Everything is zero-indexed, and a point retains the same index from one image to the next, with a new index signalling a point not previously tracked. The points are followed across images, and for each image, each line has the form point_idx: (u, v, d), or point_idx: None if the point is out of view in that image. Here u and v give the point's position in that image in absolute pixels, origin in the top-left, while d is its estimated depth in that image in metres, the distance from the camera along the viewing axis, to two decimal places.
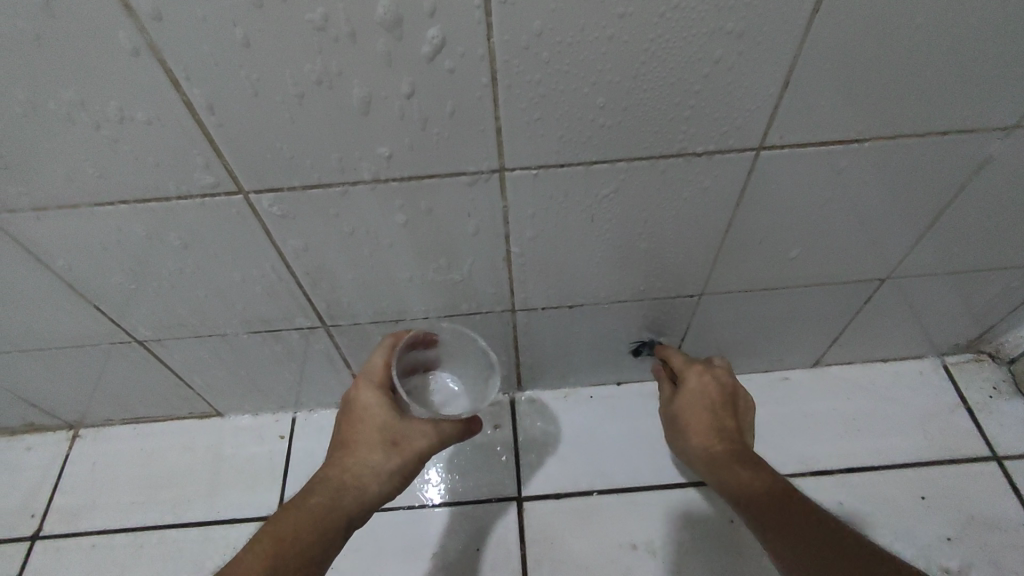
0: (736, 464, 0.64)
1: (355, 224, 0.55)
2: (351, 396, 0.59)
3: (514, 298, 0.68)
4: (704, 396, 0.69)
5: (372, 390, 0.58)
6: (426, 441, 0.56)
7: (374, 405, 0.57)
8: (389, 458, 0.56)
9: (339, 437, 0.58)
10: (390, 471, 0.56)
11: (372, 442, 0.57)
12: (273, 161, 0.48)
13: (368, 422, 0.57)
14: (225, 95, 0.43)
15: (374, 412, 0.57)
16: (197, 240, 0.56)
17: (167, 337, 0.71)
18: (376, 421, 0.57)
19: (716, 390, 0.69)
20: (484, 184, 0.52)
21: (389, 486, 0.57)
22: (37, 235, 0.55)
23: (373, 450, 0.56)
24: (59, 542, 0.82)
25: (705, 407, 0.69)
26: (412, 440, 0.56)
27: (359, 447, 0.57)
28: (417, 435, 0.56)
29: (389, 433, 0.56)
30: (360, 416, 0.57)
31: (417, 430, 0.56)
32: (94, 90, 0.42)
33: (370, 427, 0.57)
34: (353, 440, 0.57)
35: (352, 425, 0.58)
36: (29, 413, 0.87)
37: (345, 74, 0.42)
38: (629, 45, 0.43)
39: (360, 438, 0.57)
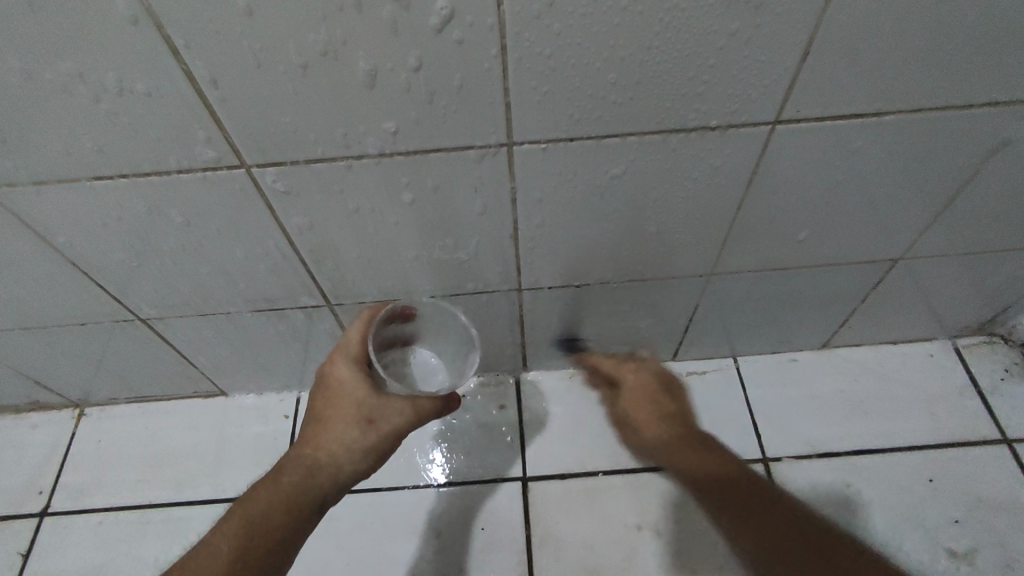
0: (693, 445, 0.62)
1: (360, 201, 0.54)
2: (326, 371, 0.58)
3: (520, 277, 0.67)
4: (648, 402, 0.68)
5: (346, 365, 0.57)
6: (402, 418, 0.54)
7: (349, 380, 0.56)
8: (364, 435, 0.54)
9: (313, 414, 0.57)
10: (366, 449, 0.54)
11: (345, 419, 0.55)
12: (277, 135, 0.47)
13: (343, 398, 0.55)
14: (227, 66, 0.42)
15: (347, 388, 0.56)
16: (199, 217, 0.55)
17: (170, 315, 0.71)
18: (350, 398, 0.55)
19: (649, 382, 0.70)
20: (491, 160, 0.51)
21: (364, 464, 0.55)
22: (37, 209, 0.54)
23: (346, 428, 0.55)
24: (66, 519, 0.83)
25: (648, 395, 0.69)
26: (387, 417, 0.54)
27: (331, 424, 0.55)
28: (392, 412, 0.54)
29: (364, 410, 0.55)
30: (334, 392, 0.56)
31: (392, 409, 0.54)
32: (91, 59, 0.41)
33: (344, 406, 0.55)
34: (325, 417, 0.55)
35: (325, 401, 0.56)
36: (33, 391, 0.87)
37: (349, 44, 0.41)
38: (644, 15, 0.41)
39: (333, 415, 0.55)
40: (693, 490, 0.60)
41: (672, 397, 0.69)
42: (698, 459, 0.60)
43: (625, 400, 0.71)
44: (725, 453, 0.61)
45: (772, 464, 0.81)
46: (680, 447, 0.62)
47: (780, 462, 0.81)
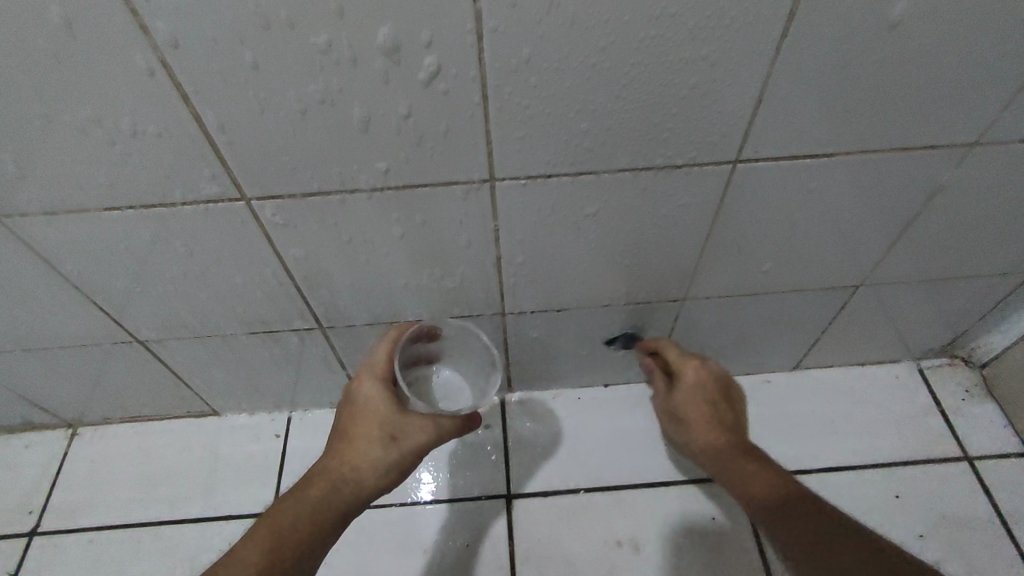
0: (744, 458, 0.64)
1: (353, 231, 0.58)
2: (354, 390, 0.61)
3: (505, 302, 0.70)
4: (698, 403, 0.67)
5: (372, 384, 0.61)
6: (424, 434, 0.58)
7: (374, 398, 0.60)
8: (389, 451, 0.58)
9: (340, 430, 0.60)
10: (390, 463, 0.58)
11: (371, 435, 0.58)
12: (277, 171, 0.51)
13: (369, 415, 0.59)
14: (233, 112, 0.46)
15: (373, 406, 0.59)
16: (201, 246, 0.59)
17: (167, 337, 0.74)
18: (375, 416, 0.59)
19: (714, 388, 0.68)
20: (476, 194, 0.55)
21: (388, 477, 0.59)
22: (46, 238, 0.57)
23: (371, 443, 0.58)
24: (57, 538, 0.84)
25: (707, 401, 0.67)
26: (410, 434, 0.58)
27: (357, 439, 0.59)
28: (416, 429, 0.58)
29: (388, 427, 0.59)
30: (360, 409, 0.60)
31: (414, 425, 0.58)
32: (109, 105, 0.45)
33: (370, 421, 0.59)
34: (352, 433, 0.59)
35: (351, 418, 0.60)
36: (28, 411, 0.89)
37: (345, 94, 0.45)
38: (612, 70, 0.46)
39: (359, 431, 0.59)
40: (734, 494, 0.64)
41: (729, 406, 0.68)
42: (765, 474, 0.62)
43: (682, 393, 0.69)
44: (779, 471, 0.63)
45: None
46: (733, 463, 0.64)
47: None
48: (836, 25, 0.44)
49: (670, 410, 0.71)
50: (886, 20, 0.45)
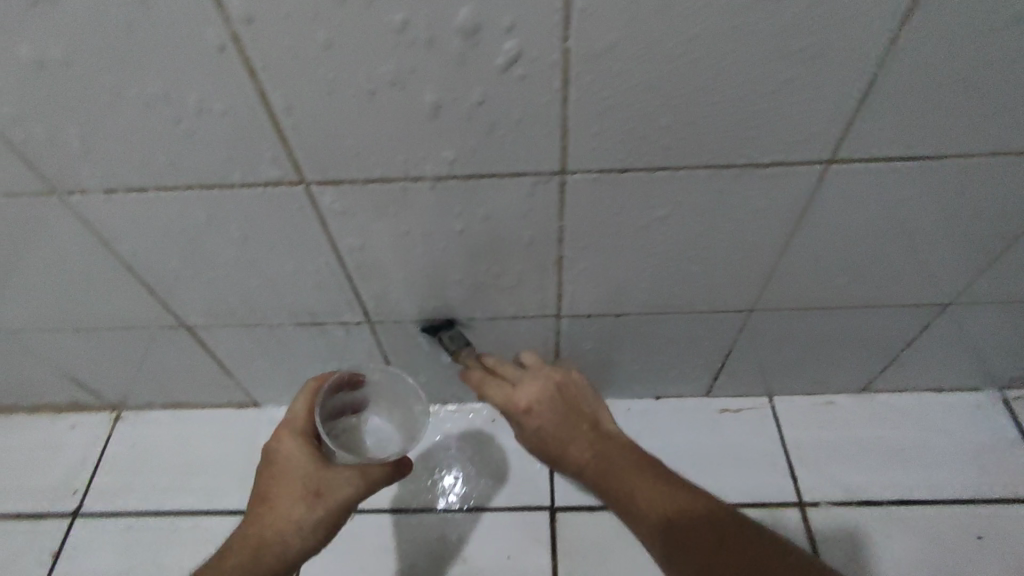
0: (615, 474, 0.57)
1: (412, 222, 0.56)
2: (274, 449, 0.61)
3: (561, 304, 0.67)
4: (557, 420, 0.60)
5: (293, 441, 0.61)
6: (350, 486, 0.59)
7: (296, 456, 0.60)
8: (314, 508, 0.58)
9: (261, 492, 0.60)
10: (314, 522, 0.58)
11: (293, 494, 0.58)
12: (340, 156, 0.49)
13: (290, 474, 0.59)
14: (301, 93, 0.44)
15: (294, 464, 0.60)
16: (257, 232, 0.57)
17: (214, 324, 0.73)
18: (297, 474, 0.59)
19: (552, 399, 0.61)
20: (544, 188, 0.52)
21: (315, 537, 0.59)
22: (104, 216, 0.56)
23: (294, 503, 0.58)
24: (97, 521, 0.84)
25: (558, 415, 0.60)
26: (336, 488, 0.59)
27: (279, 502, 0.59)
28: (342, 482, 0.59)
29: (313, 483, 0.59)
30: (282, 468, 0.60)
31: (338, 480, 0.59)
32: (176, 81, 0.43)
33: (291, 480, 0.59)
34: (273, 494, 0.59)
35: (272, 479, 0.60)
36: (75, 391, 0.89)
37: (418, 76, 0.43)
38: (706, 59, 0.42)
39: (279, 491, 0.59)
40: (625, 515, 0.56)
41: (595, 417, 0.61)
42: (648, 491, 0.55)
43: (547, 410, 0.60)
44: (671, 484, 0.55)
45: (808, 508, 0.79)
46: (618, 480, 0.56)
47: (820, 507, 0.79)
48: (961, 14, 0.40)
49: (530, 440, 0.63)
50: (1016, 12, 0.40)
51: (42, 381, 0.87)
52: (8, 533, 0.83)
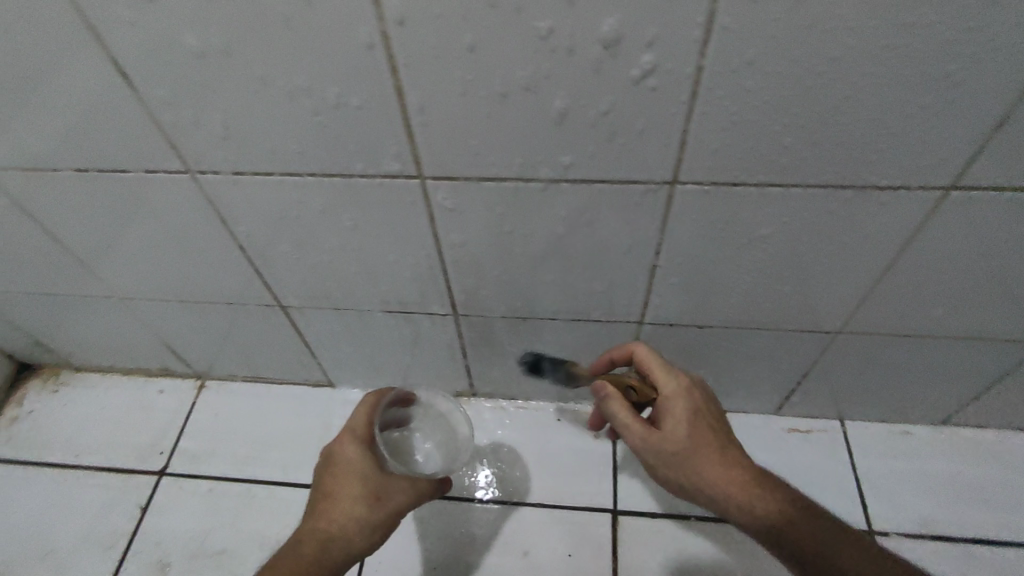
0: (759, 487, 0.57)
1: (517, 221, 0.57)
2: (335, 451, 0.63)
3: (646, 311, 0.68)
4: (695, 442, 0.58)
5: (353, 445, 0.63)
6: (406, 495, 0.61)
7: (356, 459, 0.62)
8: (370, 512, 0.60)
9: (320, 492, 0.62)
10: (372, 524, 0.60)
11: (353, 496, 0.60)
12: (460, 154, 0.51)
13: (351, 476, 0.61)
14: (436, 93, 0.46)
15: (355, 467, 0.62)
16: (366, 220, 0.60)
17: (307, 306, 0.76)
18: (357, 476, 0.61)
19: (704, 408, 0.59)
20: (652, 196, 0.53)
21: (372, 538, 0.60)
22: (229, 197, 0.60)
23: (353, 504, 0.60)
24: (181, 482, 0.89)
25: (711, 426, 0.59)
26: (393, 494, 0.61)
27: (339, 501, 0.60)
28: (397, 489, 0.61)
29: (371, 487, 0.61)
30: (342, 470, 0.62)
31: (396, 486, 0.61)
32: (322, 75, 0.46)
33: (352, 482, 0.61)
34: (334, 494, 0.61)
35: (333, 479, 0.62)
36: (167, 358, 0.95)
37: (551, 83, 0.44)
38: (840, 79, 0.42)
39: (340, 492, 0.61)
40: (759, 537, 0.57)
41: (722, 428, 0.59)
42: (783, 504, 0.56)
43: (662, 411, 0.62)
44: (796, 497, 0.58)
45: (877, 537, 0.78)
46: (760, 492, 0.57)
47: (889, 537, 0.78)
48: None
49: (669, 446, 0.58)
50: None
51: (139, 346, 0.93)
52: (101, 486, 0.89)
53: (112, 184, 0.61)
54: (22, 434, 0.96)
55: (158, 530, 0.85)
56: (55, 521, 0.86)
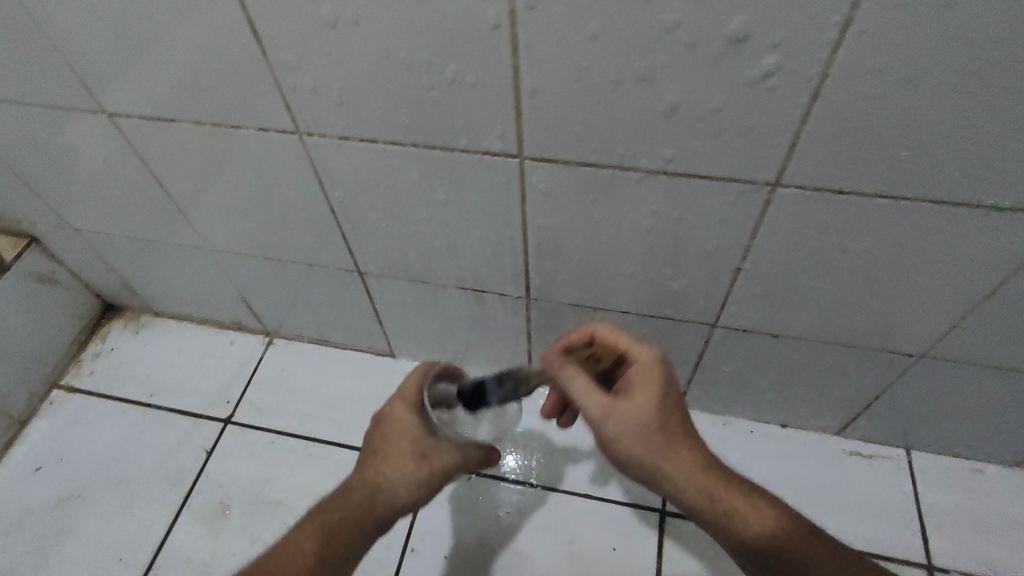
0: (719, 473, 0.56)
1: (606, 210, 0.58)
2: (385, 410, 0.64)
3: (721, 313, 0.68)
4: (660, 417, 0.56)
5: (403, 407, 0.63)
6: (451, 457, 0.61)
7: (406, 420, 0.62)
8: (418, 469, 0.61)
9: (371, 447, 0.63)
10: (418, 481, 0.61)
11: (402, 453, 0.61)
12: (564, 138, 0.52)
13: (398, 435, 0.62)
14: (551, 76, 0.47)
15: (404, 427, 0.62)
16: (457, 196, 0.62)
17: (384, 275, 0.79)
18: (405, 436, 0.61)
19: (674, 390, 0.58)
20: (750, 196, 0.53)
21: (418, 494, 0.61)
22: (330, 161, 0.62)
23: (402, 460, 0.61)
24: (245, 431, 0.93)
25: (679, 409, 0.57)
26: (441, 455, 0.61)
27: (389, 457, 0.61)
28: (444, 450, 0.61)
29: (419, 446, 0.61)
30: (391, 428, 0.62)
31: (442, 449, 0.61)
32: (443, 50, 0.48)
33: (399, 440, 0.61)
34: (383, 450, 0.62)
35: (383, 437, 0.62)
36: (241, 312, 0.99)
37: (668, 75, 0.45)
38: (973, 93, 0.41)
39: (388, 449, 0.62)
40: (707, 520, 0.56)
41: (683, 402, 0.58)
42: (741, 495, 0.56)
43: (620, 379, 0.59)
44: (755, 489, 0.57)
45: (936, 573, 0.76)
46: (721, 479, 0.56)
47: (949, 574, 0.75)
48: None
49: (637, 421, 0.55)
50: None
51: (217, 298, 0.97)
52: (171, 426, 0.94)
53: (223, 139, 0.65)
54: (104, 369, 1.02)
55: (221, 474, 0.89)
56: (128, 454, 0.92)
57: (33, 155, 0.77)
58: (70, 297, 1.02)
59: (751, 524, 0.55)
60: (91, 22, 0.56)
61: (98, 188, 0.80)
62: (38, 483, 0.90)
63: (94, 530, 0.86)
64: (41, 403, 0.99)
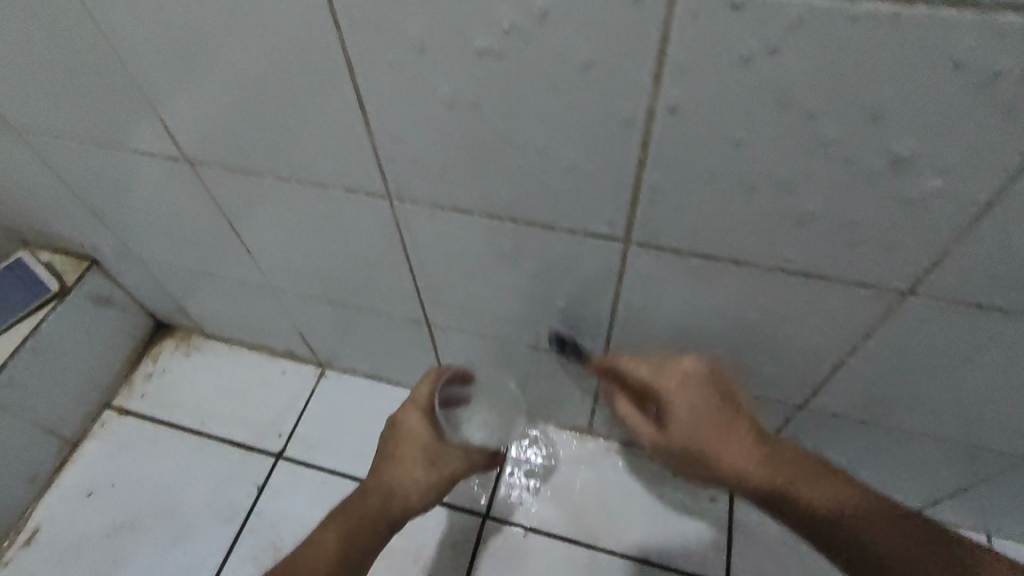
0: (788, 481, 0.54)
1: (710, 295, 0.56)
2: (397, 417, 0.65)
3: (812, 397, 0.65)
4: (715, 420, 0.57)
5: (415, 416, 0.64)
6: (460, 463, 0.64)
7: (419, 429, 0.64)
8: (429, 476, 0.63)
9: (384, 452, 0.64)
10: (429, 486, 0.63)
11: (414, 460, 0.63)
12: (678, 230, 0.50)
13: (413, 442, 0.63)
14: (681, 172, 0.45)
15: (416, 436, 0.64)
16: (549, 269, 0.59)
17: (453, 328, 0.77)
18: (418, 443, 0.63)
19: (706, 409, 0.57)
20: (874, 301, 0.50)
21: (428, 497, 0.64)
22: (419, 224, 0.60)
23: (414, 467, 0.63)
24: (296, 468, 0.92)
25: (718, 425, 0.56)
26: (451, 462, 0.64)
27: (401, 463, 0.63)
28: (452, 456, 0.64)
29: (430, 454, 0.63)
30: (403, 436, 0.64)
31: (452, 456, 0.64)
32: (566, 139, 0.45)
33: (413, 446, 0.63)
34: (397, 455, 0.63)
35: (396, 443, 0.64)
36: (295, 343, 0.98)
37: (813, 185, 0.42)
38: None
39: (402, 455, 0.63)
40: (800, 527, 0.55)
41: (724, 416, 0.56)
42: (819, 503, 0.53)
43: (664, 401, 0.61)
44: (841, 495, 0.52)
45: None
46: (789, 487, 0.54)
47: None
48: None
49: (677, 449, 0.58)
50: None
51: (273, 328, 0.96)
52: (222, 458, 0.94)
53: (307, 194, 0.63)
54: (155, 392, 1.02)
55: (273, 513, 0.88)
56: (179, 485, 0.92)
57: (104, 188, 0.75)
58: (124, 317, 1.01)
59: (856, 538, 0.51)
60: (186, 78, 0.54)
61: (165, 222, 0.79)
62: (90, 510, 0.91)
63: (146, 563, 0.86)
64: (93, 424, 0.99)
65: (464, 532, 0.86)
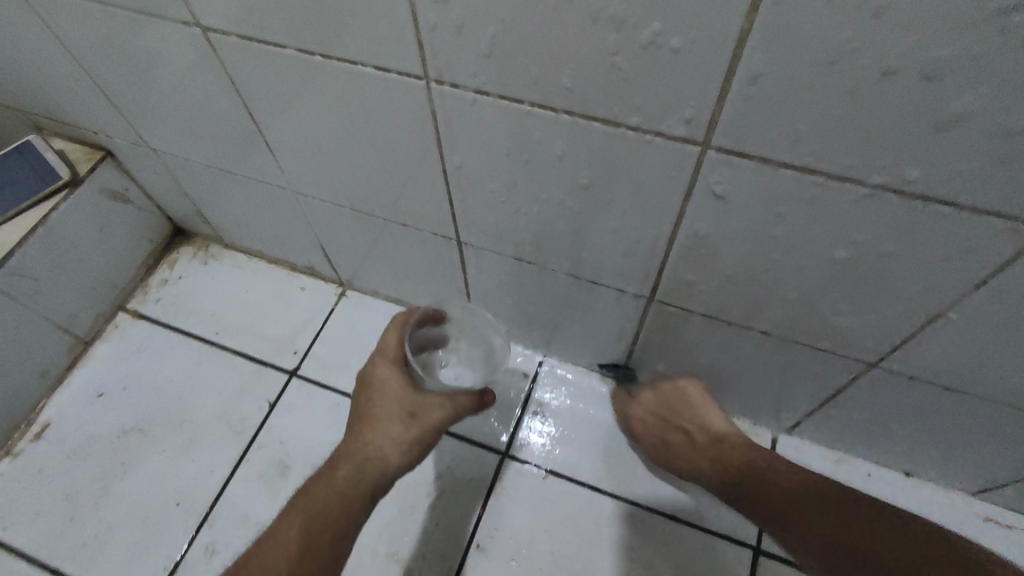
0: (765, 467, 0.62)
1: (794, 223, 0.47)
2: (366, 374, 0.60)
3: (890, 355, 0.57)
4: (657, 417, 0.74)
5: (385, 366, 0.60)
6: (443, 411, 0.58)
7: (390, 381, 0.59)
8: (408, 430, 0.57)
9: (358, 414, 0.59)
10: (410, 443, 0.57)
11: (388, 416, 0.57)
12: (773, 134, 0.41)
13: (384, 397, 0.58)
14: (789, 52, 0.36)
15: (389, 388, 0.58)
16: (604, 182, 0.51)
17: (486, 250, 0.69)
18: (392, 397, 0.58)
19: (658, 407, 0.75)
20: (1007, 237, 0.41)
21: (411, 455, 0.58)
22: (457, 117, 0.52)
23: (389, 423, 0.57)
24: (310, 388, 0.88)
25: (674, 412, 0.73)
26: (428, 411, 0.58)
27: (376, 423, 0.57)
28: (433, 405, 0.58)
29: (406, 406, 0.58)
30: (376, 392, 0.59)
31: (431, 403, 0.58)
32: (648, 0, 0.36)
33: (386, 402, 0.58)
34: (369, 415, 0.58)
35: (369, 402, 0.58)
36: (316, 258, 0.92)
37: (968, 74, 0.33)
38: None
39: (375, 413, 0.58)
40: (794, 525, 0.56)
41: (663, 415, 0.74)
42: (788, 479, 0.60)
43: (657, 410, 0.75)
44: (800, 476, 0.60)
45: None
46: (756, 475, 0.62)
47: None
48: None
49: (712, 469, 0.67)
50: None
51: (294, 241, 0.90)
52: (236, 371, 0.90)
53: (333, 76, 0.55)
54: (170, 298, 0.98)
55: (282, 431, 0.85)
56: (191, 394, 0.88)
57: (114, 65, 0.68)
58: (140, 217, 0.96)
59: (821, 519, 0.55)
60: None
61: (181, 110, 0.72)
62: (100, 411, 0.88)
63: (154, 470, 0.83)
64: (106, 324, 0.96)
65: (480, 469, 0.81)
